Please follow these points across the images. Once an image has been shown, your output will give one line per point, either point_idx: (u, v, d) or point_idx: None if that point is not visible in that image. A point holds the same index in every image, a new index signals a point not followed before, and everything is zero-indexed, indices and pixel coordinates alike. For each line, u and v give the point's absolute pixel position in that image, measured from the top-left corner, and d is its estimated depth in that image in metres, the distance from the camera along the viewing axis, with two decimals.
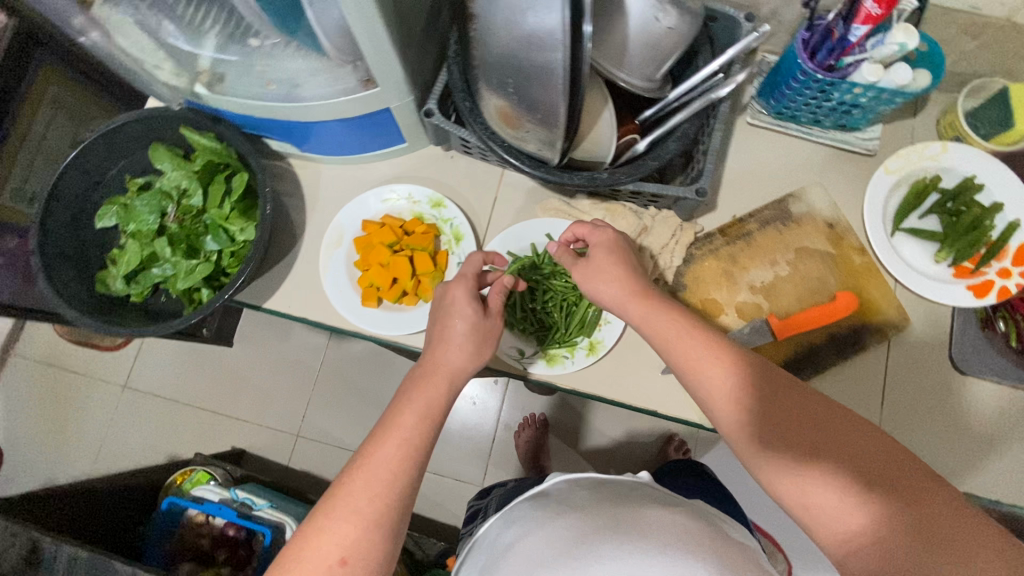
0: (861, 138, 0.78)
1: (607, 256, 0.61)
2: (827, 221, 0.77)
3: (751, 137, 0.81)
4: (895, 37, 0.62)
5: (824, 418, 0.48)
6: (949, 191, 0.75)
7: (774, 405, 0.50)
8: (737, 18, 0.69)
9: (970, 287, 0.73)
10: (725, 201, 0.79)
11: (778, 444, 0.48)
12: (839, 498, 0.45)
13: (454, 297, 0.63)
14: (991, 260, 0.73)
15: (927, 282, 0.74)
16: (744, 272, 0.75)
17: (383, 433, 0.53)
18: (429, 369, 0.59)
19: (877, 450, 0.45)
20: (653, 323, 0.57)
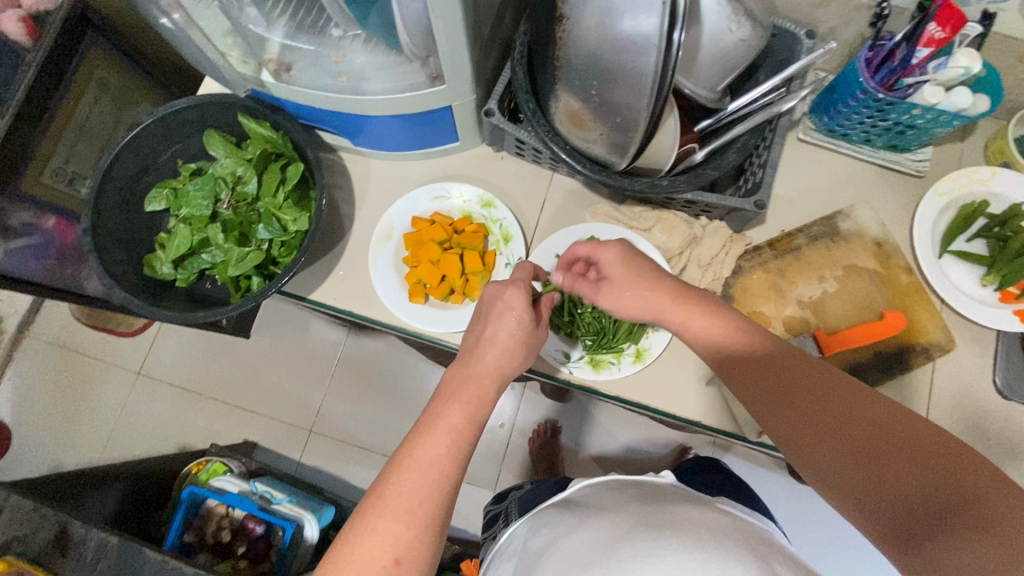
0: (913, 159, 0.78)
1: (623, 269, 0.63)
2: (874, 240, 0.77)
3: (801, 153, 0.81)
4: (958, 62, 0.64)
5: (846, 399, 0.47)
6: (997, 216, 0.76)
7: (772, 378, 0.51)
8: (798, 34, 0.70)
9: (1017, 312, 0.73)
10: (773, 215, 0.79)
11: (799, 430, 0.48)
12: (845, 473, 0.45)
13: (510, 301, 0.62)
14: None
15: (978, 306, 0.74)
16: (792, 286, 0.75)
17: (432, 433, 0.53)
18: (471, 381, 0.58)
19: (894, 425, 0.44)
20: (658, 309, 0.59)
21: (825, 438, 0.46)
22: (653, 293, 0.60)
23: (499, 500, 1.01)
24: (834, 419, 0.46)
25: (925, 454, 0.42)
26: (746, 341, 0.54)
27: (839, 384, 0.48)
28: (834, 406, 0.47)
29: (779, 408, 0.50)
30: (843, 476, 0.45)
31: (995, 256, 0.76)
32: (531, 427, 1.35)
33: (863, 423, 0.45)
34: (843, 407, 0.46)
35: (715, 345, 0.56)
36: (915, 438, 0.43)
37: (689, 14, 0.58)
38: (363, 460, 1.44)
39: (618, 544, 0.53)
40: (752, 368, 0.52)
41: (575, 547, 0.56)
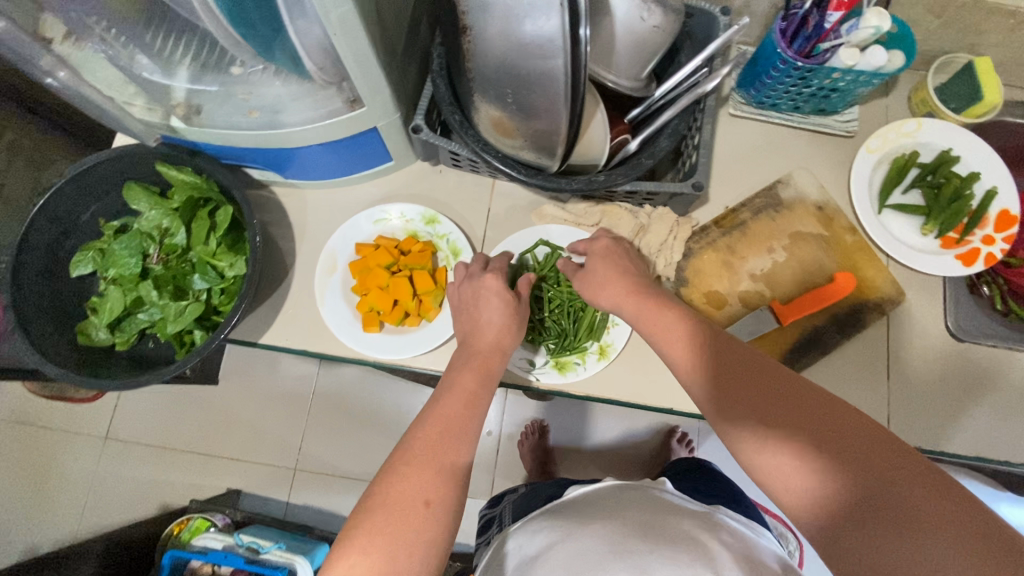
0: (841, 120, 0.80)
1: (604, 262, 0.66)
2: (816, 204, 0.78)
3: (735, 128, 0.82)
4: (870, 21, 0.65)
5: (803, 395, 0.44)
6: (928, 165, 0.78)
7: (730, 365, 0.49)
8: (713, 12, 0.70)
9: (959, 256, 0.75)
10: (716, 193, 0.80)
11: (752, 412, 0.45)
12: (791, 463, 0.42)
13: (486, 287, 0.66)
14: (975, 228, 0.76)
15: (922, 256, 0.75)
16: (743, 261, 0.76)
17: (446, 396, 0.55)
18: (475, 358, 0.60)
19: (846, 425, 0.41)
20: (636, 310, 0.58)
21: (776, 421, 0.44)
22: (620, 288, 0.61)
23: (494, 503, 1.00)
24: (790, 408, 0.44)
25: (875, 452, 0.40)
26: (709, 339, 0.52)
27: (799, 382, 0.45)
28: (792, 398, 0.44)
29: (733, 394, 0.47)
30: (813, 487, 0.41)
31: (931, 204, 0.77)
32: (518, 432, 1.34)
33: (813, 417, 0.43)
34: (804, 399, 0.44)
35: (688, 338, 0.53)
36: (866, 439, 0.40)
37: (595, 11, 0.58)
38: (354, 490, 1.41)
39: (610, 553, 0.52)
40: (713, 356, 0.50)
41: (564, 557, 0.55)
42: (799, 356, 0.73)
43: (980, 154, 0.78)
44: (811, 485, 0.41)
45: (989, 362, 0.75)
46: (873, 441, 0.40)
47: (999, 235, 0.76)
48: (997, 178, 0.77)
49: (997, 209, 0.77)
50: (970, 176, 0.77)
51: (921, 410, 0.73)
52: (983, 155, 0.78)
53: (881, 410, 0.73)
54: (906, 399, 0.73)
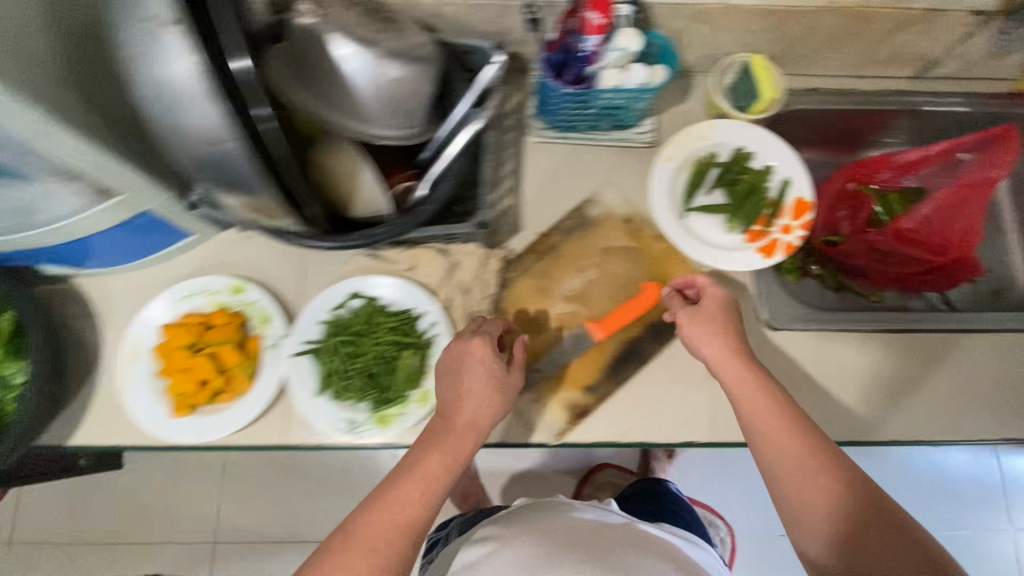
0: (638, 132, 0.83)
1: (715, 308, 0.67)
2: (622, 218, 0.80)
3: (541, 152, 0.83)
4: (620, 42, 0.67)
5: (836, 453, 0.57)
6: (725, 164, 0.80)
7: (762, 413, 0.60)
8: (486, 49, 0.72)
9: (759, 249, 0.77)
10: (528, 219, 0.80)
11: (773, 459, 0.58)
12: (818, 487, 0.55)
13: (468, 354, 0.64)
14: (774, 219, 0.79)
15: (726, 254, 0.77)
16: (557, 285, 0.77)
17: (406, 477, 0.57)
18: (451, 428, 0.60)
19: (872, 484, 0.56)
20: (710, 353, 0.65)
21: (805, 459, 0.57)
22: (713, 334, 0.65)
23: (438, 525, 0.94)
24: (817, 453, 0.57)
25: (875, 513, 0.53)
26: (749, 372, 0.62)
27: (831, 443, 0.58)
28: (807, 450, 0.57)
29: (782, 428, 0.59)
30: (831, 509, 0.54)
31: (732, 203, 0.79)
32: None
33: (830, 467, 0.56)
34: (817, 455, 0.57)
35: (738, 369, 0.63)
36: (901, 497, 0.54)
37: (329, 78, 0.60)
38: None
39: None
40: (755, 393, 0.61)
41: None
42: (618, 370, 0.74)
43: (772, 147, 0.81)
44: (827, 513, 0.54)
45: (796, 347, 0.79)
46: (879, 515, 0.53)
47: (796, 224, 0.78)
48: (791, 168, 0.80)
49: (793, 198, 0.79)
50: (764, 171, 0.80)
51: None
52: (776, 148, 0.81)
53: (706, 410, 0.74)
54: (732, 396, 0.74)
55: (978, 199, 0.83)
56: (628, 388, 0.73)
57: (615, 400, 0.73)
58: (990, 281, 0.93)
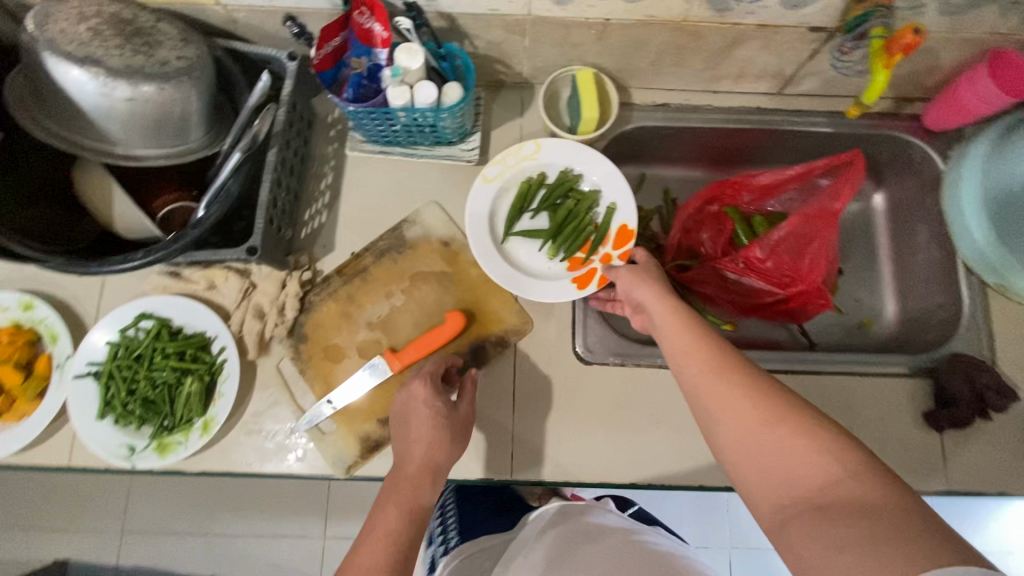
0: (464, 149, 0.77)
1: (628, 272, 0.66)
2: (441, 240, 0.76)
3: (363, 167, 0.78)
4: (401, 58, 0.63)
5: (745, 395, 0.49)
6: (550, 186, 0.75)
7: (692, 358, 0.54)
8: (281, 59, 0.68)
9: (576, 280, 0.72)
10: (342, 239, 0.76)
11: (709, 397, 0.51)
12: (766, 432, 0.47)
13: (414, 397, 0.62)
14: (596, 248, 0.74)
15: (541, 286, 0.72)
16: (361, 310, 0.73)
17: (366, 538, 0.55)
18: (404, 476, 0.59)
19: (781, 438, 0.47)
20: (655, 307, 0.61)
21: (735, 403, 0.50)
22: (644, 284, 0.63)
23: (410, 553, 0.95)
24: (751, 392, 0.49)
25: (799, 458, 0.45)
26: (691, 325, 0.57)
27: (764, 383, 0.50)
28: (743, 389, 0.50)
29: (712, 374, 0.52)
30: (794, 458, 0.45)
31: (553, 229, 0.74)
32: None
33: (764, 408, 0.48)
34: (740, 394, 0.50)
35: (676, 320, 0.58)
36: (795, 448, 0.46)
37: (66, 99, 0.58)
38: None
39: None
40: (692, 335, 0.55)
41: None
42: None
43: (601, 168, 0.75)
44: (784, 448, 0.46)
45: (621, 384, 0.72)
46: (798, 454, 0.45)
47: (616, 254, 0.74)
48: (618, 193, 0.75)
49: (617, 225, 0.75)
50: (590, 195, 0.75)
51: (552, 446, 0.70)
52: (607, 171, 0.75)
53: (504, 449, 0.69)
54: (534, 435, 0.70)
55: (831, 228, 0.77)
56: None
57: None
58: (856, 313, 0.87)
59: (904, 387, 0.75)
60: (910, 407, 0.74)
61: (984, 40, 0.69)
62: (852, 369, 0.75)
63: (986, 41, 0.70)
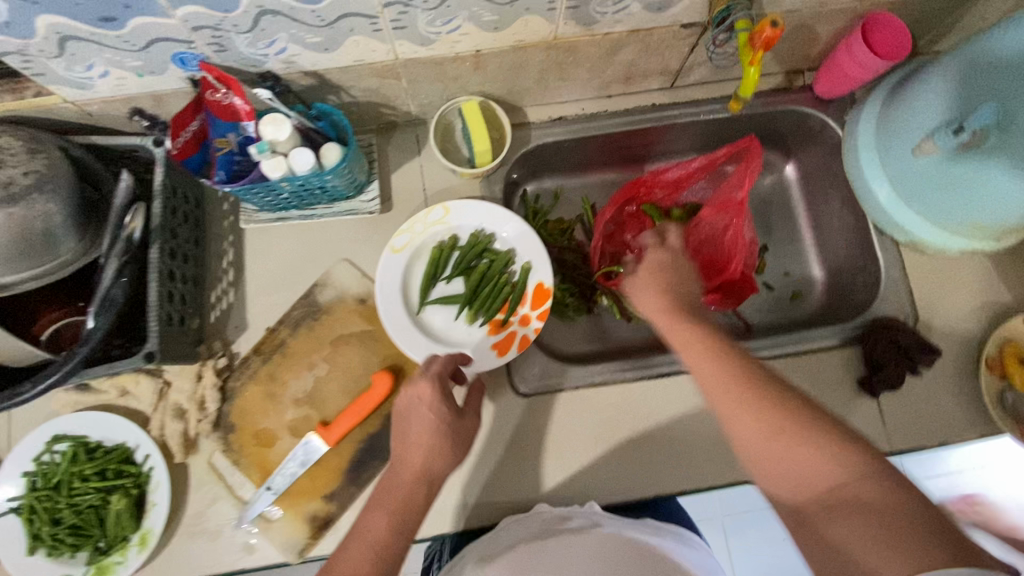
0: (364, 200, 0.75)
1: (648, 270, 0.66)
2: (356, 298, 0.73)
3: (263, 236, 0.75)
4: (268, 131, 0.60)
5: (777, 403, 0.47)
6: (464, 251, 0.74)
7: (701, 371, 0.51)
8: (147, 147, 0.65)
9: (495, 347, 0.72)
10: (254, 315, 0.73)
11: (738, 408, 0.48)
12: (805, 447, 0.44)
13: (414, 397, 0.58)
14: (514, 311, 0.73)
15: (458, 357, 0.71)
16: (285, 387, 0.70)
17: (351, 555, 0.49)
18: (398, 485, 0.54)
19: (792, 451, 0.44)
20: (661, 319, 0.60)
21: (767, 411, 0.46)
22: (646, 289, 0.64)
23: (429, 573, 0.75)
24: (769, 400, 0.47)
25: (824, 469, 0.42)
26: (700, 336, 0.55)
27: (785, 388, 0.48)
28: (757, 398, 0.47)
29: (739, 386, 0.49)
30: (834, 468, 0.42)
31: (469, 294, 0.73)
32: None
33: (775, 420, 0.46)
34: (778, 398, 0.47)
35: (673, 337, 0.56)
36: (820, 462, 0.43)
37: None
38: None
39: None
40: (700, 346, 0.53)
41: None
42: (358, 472, 0.69)
43: (511, 226, 0.74)
44: (826, 457, 0.43)
45: (563, 412, 0.70)
46: (823, 464, 0.42)
47: (535, 317, 0.72)
48: (531, 251, 0.74)
49: (534, 284, 0.73)
50: (500, 255, 0.74)
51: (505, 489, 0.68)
52: (518, 228, 0.74)
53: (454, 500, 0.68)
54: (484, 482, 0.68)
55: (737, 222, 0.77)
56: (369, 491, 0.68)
57: (358, 504, 0.68)
58: (785, 288, 0.88)
59: (834, 360, 0.76)
60: (843, 379, 0.75)
61: (853, 9, 0.69)
62: (783, 354, 0.76)
63: (856, 8, 0.70)
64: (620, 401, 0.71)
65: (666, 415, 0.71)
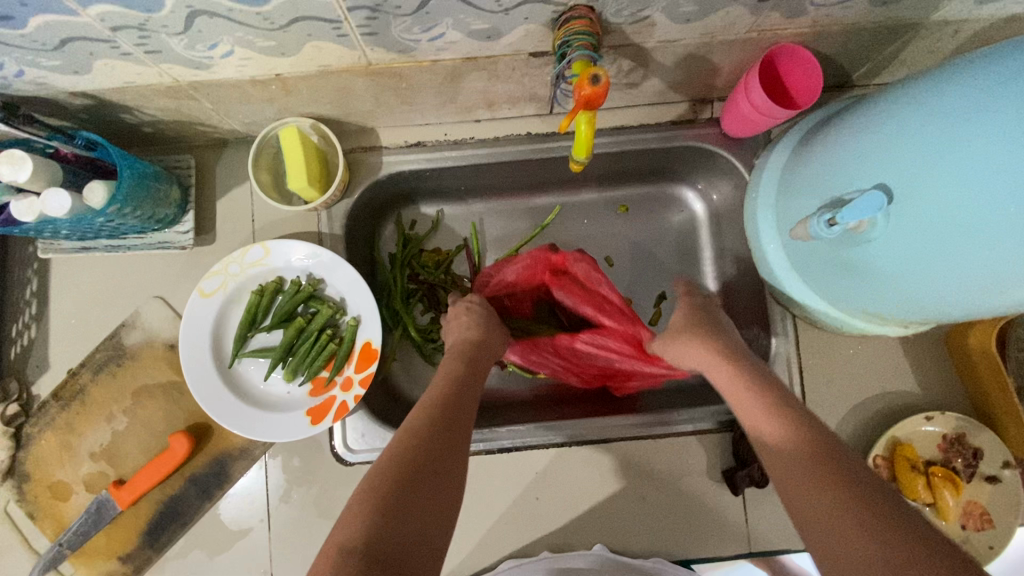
0: (179, 232, 0.66)
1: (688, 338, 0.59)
2: (167, 343, 0.66)
3: (68, 266, 0.67)
4: (3, 169, 0.50)
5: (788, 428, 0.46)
6: (284, 296, 0.65)
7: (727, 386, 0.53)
8: None
9: (308, 412, 0.63)
10: (55, 356, 0.66)
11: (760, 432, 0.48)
12: (800, 461, 0.43)
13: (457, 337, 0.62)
14: (335, 371, 0.64)
15: (263, 422, 0.62)
16: (82, 439, 0.65)
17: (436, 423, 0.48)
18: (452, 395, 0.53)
19: (815, 463, 0.42)
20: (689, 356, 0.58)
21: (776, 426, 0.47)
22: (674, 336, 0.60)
23: None
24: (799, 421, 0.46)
25: (864, 477, 0.40)
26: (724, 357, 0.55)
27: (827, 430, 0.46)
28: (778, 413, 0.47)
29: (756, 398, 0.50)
30: (820, 478, 0.41)
31: (287, 348, 0.65)
32: None
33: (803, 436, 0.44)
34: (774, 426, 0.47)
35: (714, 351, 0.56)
36: (840, 470, 0.41)
37: None
38: None
39: None
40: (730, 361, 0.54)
41: None
42: (157, 534, 0.64)
43: (339, 271, 0.65)
44: (819, 470, 0.41)
45: None
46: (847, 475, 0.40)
47: (356, 381, 0.63)
48: (361, 302, 0.66)
49: (361, 341, 0.65)
50: (327, 306, 0.65)
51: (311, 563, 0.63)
52: (348, 275, 0.65)
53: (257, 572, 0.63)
54: (290, 554, 0.63)
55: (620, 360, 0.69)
56: (169, 555, 0.64)
57: (157, 568, 0.64)
58: None
59: (704, 443, 0.68)
60: (707, 466, 0.67)
61: (752, 40, 0.56)
62: (648, 437, 0.68)
63: (756, 39, 0.56)
64: None
65: (499, 489, 0.67)
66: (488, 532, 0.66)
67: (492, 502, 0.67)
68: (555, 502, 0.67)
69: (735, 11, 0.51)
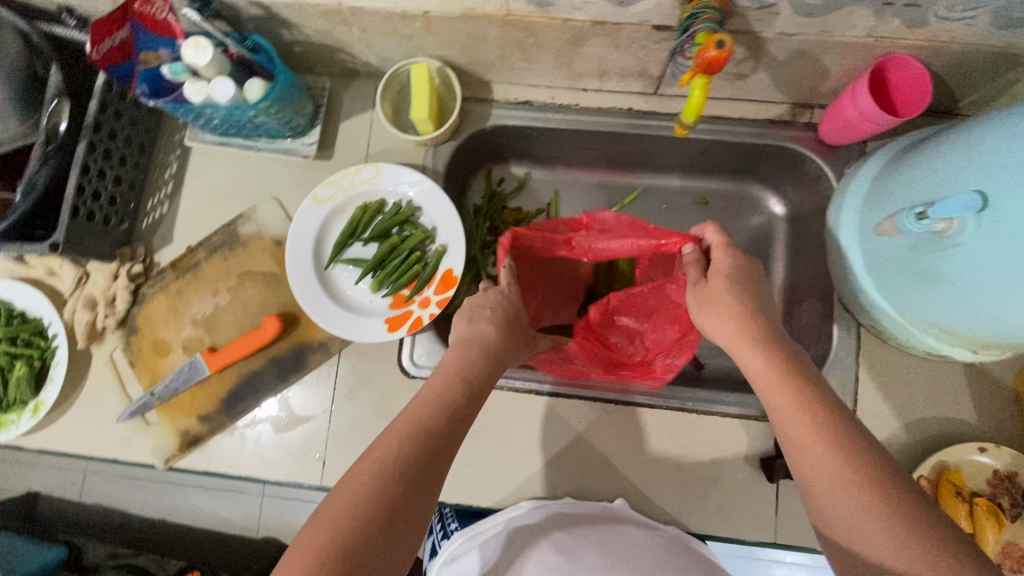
0: (305, 142, 0.74)
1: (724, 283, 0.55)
2: (275, 238, 0.74)
3: (205, 158, 0.77)
4: (190, 53, 0.59)
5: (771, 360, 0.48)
6: (384, 216, 0.72)
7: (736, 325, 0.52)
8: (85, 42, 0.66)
9: (387, 320, 0.69)
10: (179, 232, 0.75)
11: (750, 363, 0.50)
12: (776, 392, 0.47)
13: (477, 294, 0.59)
14: (417, 289, 0.70)
15: (348, 320, 0.69)
16: (188, 306, 0.73)
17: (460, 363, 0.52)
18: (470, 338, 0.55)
19: (790, 401, 0.45)
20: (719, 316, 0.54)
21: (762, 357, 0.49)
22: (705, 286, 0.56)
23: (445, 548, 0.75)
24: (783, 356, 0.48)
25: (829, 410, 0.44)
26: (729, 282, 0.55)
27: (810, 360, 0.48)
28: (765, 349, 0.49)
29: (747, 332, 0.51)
30: (794, 411, 0.45)
31: (378, 262, 0.72)
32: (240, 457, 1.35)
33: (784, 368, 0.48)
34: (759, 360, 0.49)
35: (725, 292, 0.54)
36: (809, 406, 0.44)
37: None
38: None
39: None
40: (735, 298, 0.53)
41: None
42: (234, 402, 0.71)
43: (436, 201, 0.72)
44: (795, 404, 0.45)
45: None
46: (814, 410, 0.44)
47: (434, 300, 0.69)
48: (450, 232, 0.72)
49: (444, 267, 0.71)
50: (419, 230, 0.72)
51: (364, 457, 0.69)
52: (443, 206, 0.72)
53: (315, 455, 0.69)
54: (347, 445, 0.69)
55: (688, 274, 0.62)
56: (242, 423, 0.71)
57: (229, 432, 0.71)
58: None
59: (746, 429, 0.70)
60: (746, 451, 0.69)
61: (868, 46, 0.59)
62: (699, 412, 0.70)
63: (871, 46, 0.59)
64: (502, 405, 0.72)
65: (545, 430, 0.71)
66: (526, 468, 0.70)
67: (533, 440, 0.71)
68: (593, 453, 0.70)
69: (858, 11, 0.54)
